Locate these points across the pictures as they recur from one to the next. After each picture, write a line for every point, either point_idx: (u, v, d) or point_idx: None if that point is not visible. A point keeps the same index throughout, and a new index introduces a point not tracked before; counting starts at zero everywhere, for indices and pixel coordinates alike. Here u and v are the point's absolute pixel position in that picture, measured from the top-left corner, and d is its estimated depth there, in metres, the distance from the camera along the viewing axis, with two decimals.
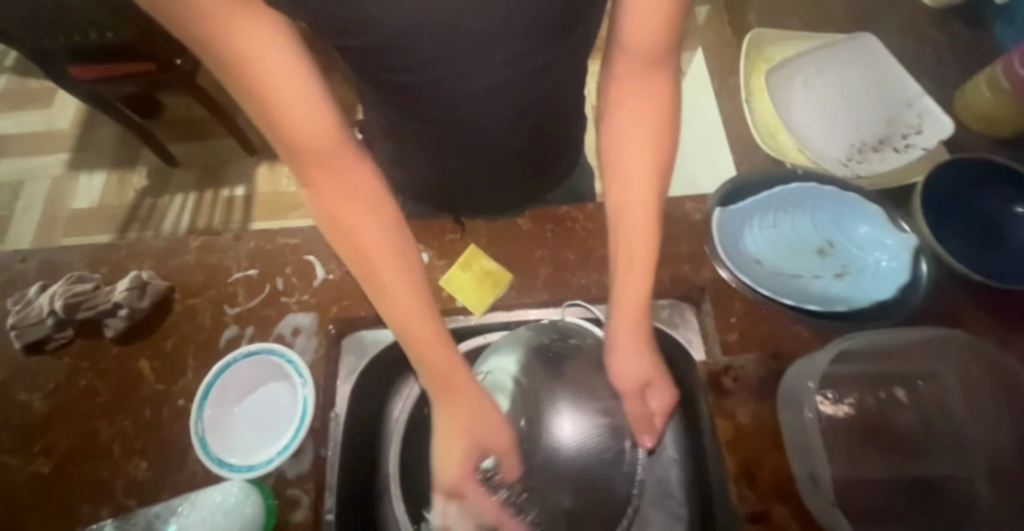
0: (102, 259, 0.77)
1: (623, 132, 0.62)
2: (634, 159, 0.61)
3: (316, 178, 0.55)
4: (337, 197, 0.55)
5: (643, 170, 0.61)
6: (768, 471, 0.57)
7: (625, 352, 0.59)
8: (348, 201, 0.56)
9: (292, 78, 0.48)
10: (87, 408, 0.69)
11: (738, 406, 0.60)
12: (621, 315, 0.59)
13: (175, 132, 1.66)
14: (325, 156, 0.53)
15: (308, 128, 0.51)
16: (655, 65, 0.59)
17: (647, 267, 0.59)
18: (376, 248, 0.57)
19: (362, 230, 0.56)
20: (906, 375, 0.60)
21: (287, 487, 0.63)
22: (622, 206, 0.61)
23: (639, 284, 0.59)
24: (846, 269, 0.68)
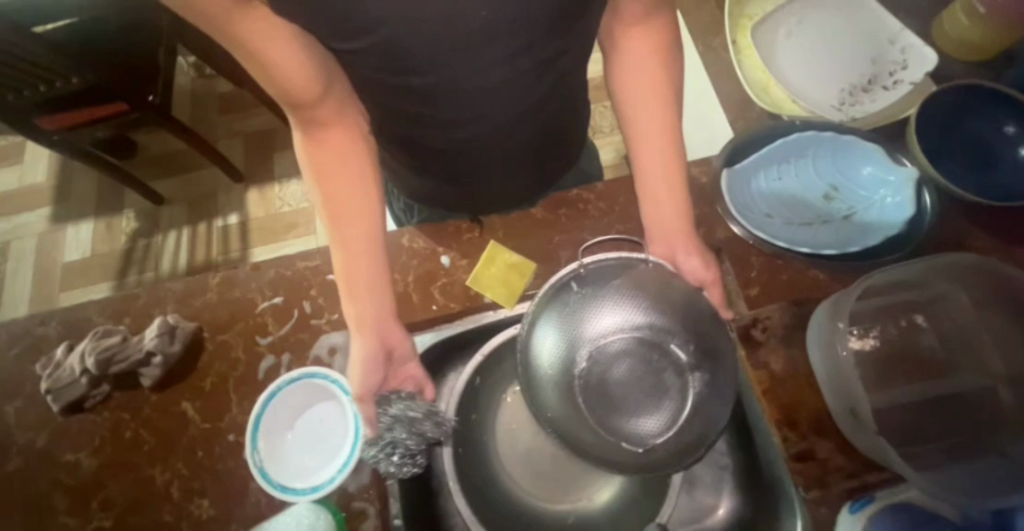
0: (123, 310, 0.77)
1: (639, 92, 0.63)
2: (650, 118, 0.63)
3: (321, 151, 0.60)
4: (326, 171, 0.61)
5: (659, 122, 0.63)
6: (808, 412, 0.60)
7: (686, 254, 0.63)
8: (331, 171, 0.61)
9: (285, 56, 0.52)
10: (139, 457, 0.70)
11: (771, 356, 0.63)
12: (666, 232, 0.63)
13: (154, 169, 1.62)
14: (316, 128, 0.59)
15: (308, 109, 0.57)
16: (652, 21, 0.61)
17: (679, 189, 0.63)
18: (346, 211, 0.61)
19: (346, 205, 0.61)
20: (923, 304, 0.63)
21: (352, 500, 0.65)
22: (646, 156, 0.63)
23: (675, 208, 0.63)
24: (853, 209, 0.70)
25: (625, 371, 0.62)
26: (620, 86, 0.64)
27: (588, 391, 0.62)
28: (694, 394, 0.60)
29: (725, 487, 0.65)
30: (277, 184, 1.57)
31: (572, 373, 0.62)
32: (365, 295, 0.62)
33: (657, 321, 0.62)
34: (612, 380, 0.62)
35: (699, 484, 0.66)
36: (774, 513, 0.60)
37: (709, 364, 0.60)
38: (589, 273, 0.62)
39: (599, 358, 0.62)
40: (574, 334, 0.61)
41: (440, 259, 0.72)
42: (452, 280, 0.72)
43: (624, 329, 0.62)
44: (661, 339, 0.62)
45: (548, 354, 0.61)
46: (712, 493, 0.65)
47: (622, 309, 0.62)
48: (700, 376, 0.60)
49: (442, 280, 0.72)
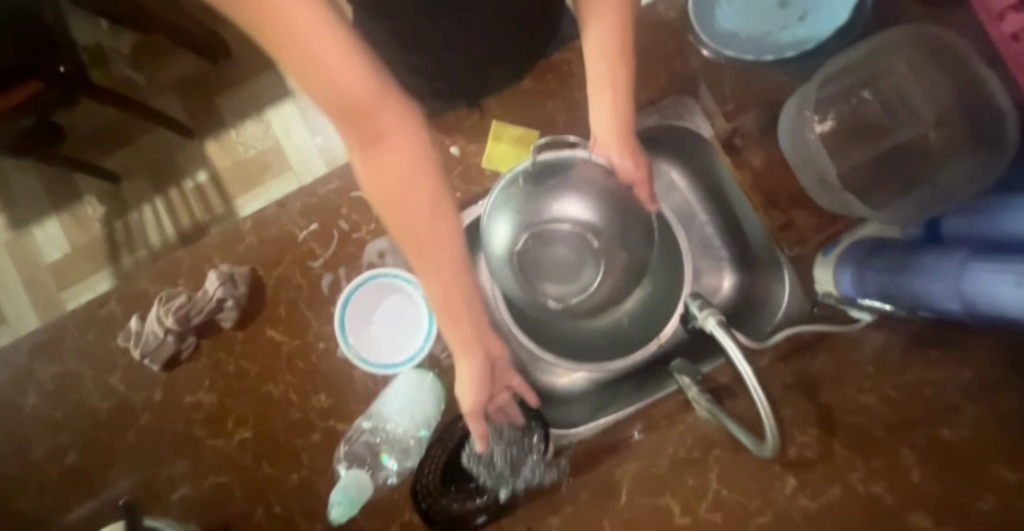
0: (176, 273, 0.83)
1: None
2: (604, 13, 0.62)
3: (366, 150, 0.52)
4: (380, 165, 0.53)
5: (613, 13, 0.62)
6: (786, 192, 0.73)
7: (624, 159, 0.69)
8: (387, 169, 0.53)
9: (311, 27, 0.46)
10: (250, 382, 0.81)
11: (751, 155, 0.75)
12: (602, 137, 0.68)
13: (94, 147, 1.52)
14: (370, 122, 0.50)
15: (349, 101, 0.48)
16: None
17: (624, 92, 0.65)
18: (410, 209, 0.56)
19: (411, 199, 0.55)
20: (869, 79, 0.74)
21: (441, 359, 0.79)
22: (594, 58, 0.64)
23: (618, 115, 0.66)
24: (807, 9, 0.77)
25: (562, 252, 0.75)
26: None
27: (532, 270, 0.75)
28: (613, 260, 0.75)
29: (726, 269, 0.81)
30: (232, 129, 1.50)
31: (520, 257, 0.74)
32: (445, 290, 0.59)
33: (587, 204, 0.73)
34: (552, 260, 0.75)
35: (704, 274, 0.82)
36: (767, 276, 0.77)
37: (621, 239, 0.74)
38: (538, 168, 0.73)
39: (542, 242, 0.75)
40: (520, 222, 0.73)
41: (451, 150, 0.79)
42: (467, 166, 0.79)
43: (560, 215, 0.74)
44: (588, 220, 0.74)
45: (502, 240, 0.74)
46: (716, 276, 0.81)
47: (560, 199, 0.73)
48: (621, 245, 0.75)
49: (458, 167, 0.79)
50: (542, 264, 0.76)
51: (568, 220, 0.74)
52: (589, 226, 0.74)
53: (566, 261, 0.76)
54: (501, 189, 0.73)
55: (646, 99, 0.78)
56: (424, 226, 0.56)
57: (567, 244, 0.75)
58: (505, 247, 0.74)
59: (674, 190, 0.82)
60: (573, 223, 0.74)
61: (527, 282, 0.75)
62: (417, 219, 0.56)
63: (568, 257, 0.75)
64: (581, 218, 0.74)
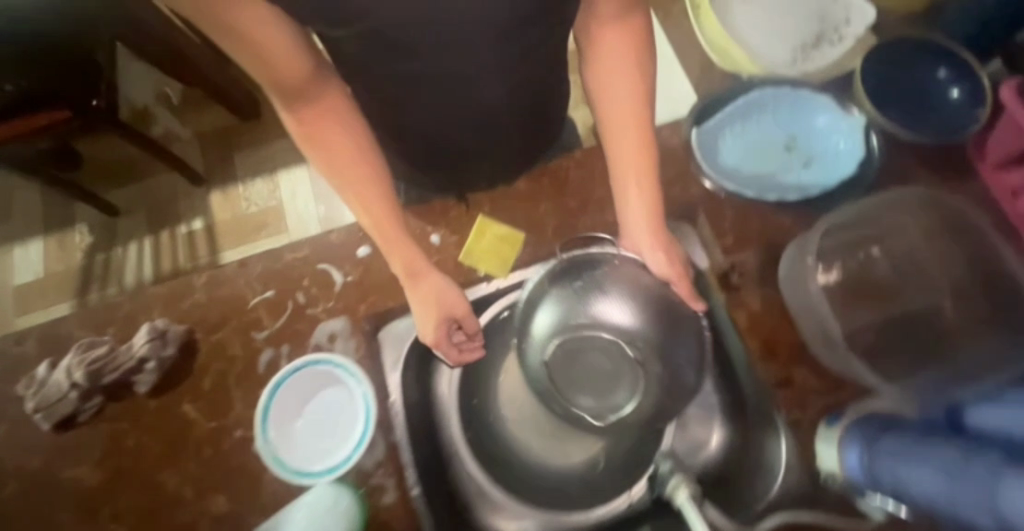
0: (107, 320, 0.75)
1: (607, 85, 0.66)
2: (620, 112, 0.66)
3: (326, 145, 0.61)
4: (331, 152, 0.62)
5: (634, 116, 0.66)
6: (787, 343, 0.66)
7: (653, 250, 0.66)
8: (343, 159, 0.62)
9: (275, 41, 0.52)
10: (145, 463, 0.69)
11: (750, 296, 0.68)
12: (632, 225, 0.66)
13: (104, 179, 1.53)
14: (326, 123, 0.60)
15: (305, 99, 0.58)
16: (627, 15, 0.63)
17: (647, 181, 0.66)
18: (370, 199, 0.64)
19: (360, 187, 0.63)
20: (878, 236, 0.69)
21: (370, 476, 0.66)
22: (615, 151, 0.66)
23: (645, 202, 0.66)
24: (811, 157, 0.76)
25: (601, 360, 0.65)
26: (595, 84, 0.67)
27: (566, 379, 0.66)
28: (662, 376, 0.63)
29: (715, 421, 0.71)
30: (241, 184, 1.52)
31: (552, 364, 0.65)
32: (399, 261, 0.66)
33: (627, 308, 0.64)
34: (586, 370, 0.66)
35: (690, 422, 0.71)
36: (761, 436, 0.67)
37: (668, 349, 0.63)
38: (569, 267, 0.65)
39: (580, 347, 0.65)
40: (554, 326, 0.64)
41: (430, 238, 0.74)
42: (444, 258, 0.74)
43: (597, 319, 0.64)
44: (631, 326, 0.64)
45: (532, 346, 0.65)
46: (704, 427, 0.71)
47: (599, 302, 0.64)
48: (672, 357, 0.63)
49: (434, 258, 0.74)
50: (576, 373, 0.66)
51: (606, 325, 0.64)
52: (629, 333, 0.64)
53: (604, 370, 0.65)
54: (532, 288, 0.65)
55: None
56: (370, 200, 0.63)
57: (608, 350, 0.65)
58: (532, 352, 0.65)
59: None
60: (616, 327, 0.64)
61: (559, 391, 0.66)
62: (377, 205, 0.64)
63: (608, 366, 0.65)
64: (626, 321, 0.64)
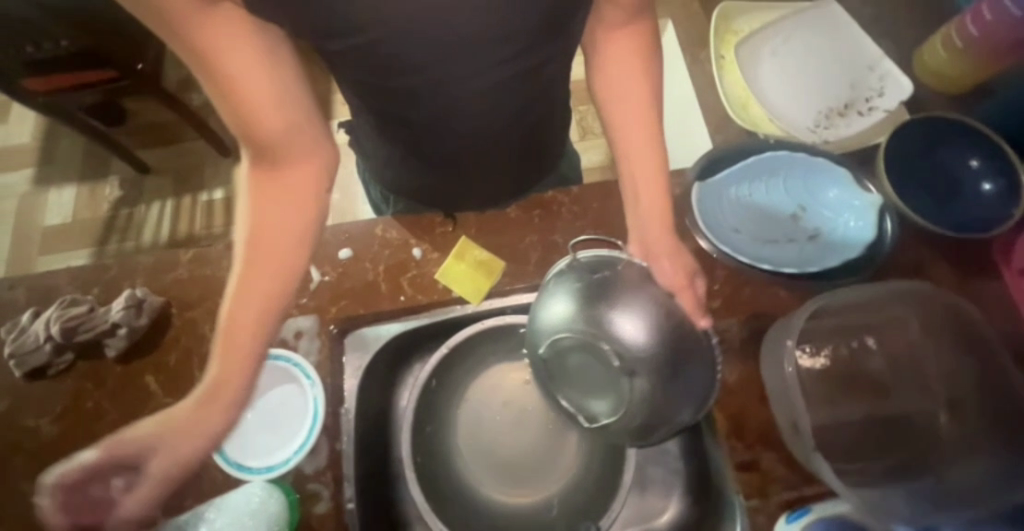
0: (93, 280, 0.77)
1: (614, 92, 0.64)
2: (629, 114, 0.63)
3: (265, 169, 0.55)
4: (265, 206, 0.55)
5: (645, 126, 0.63)
6: (756, 423, 0.63)
7: (660, 258, 0.60)
8: (269, 215, 0.55)
9: (254, 86, 0.51)
10: (100, 427, 0.71)
11: (726, 367, 0.64)
12: (648, 229, 0.62)
13: (141, 138, 1.60)
14: (280, 181, 0.56)
15: (264, 145, 0.54)
16: (632, 21, 0.62)
17: (658, 180, 0.63)
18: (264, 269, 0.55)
19: (268, 257, 0.55)
20: (877, 327, 0.64)
21: (307, 481, 0.66)
22: (626, 154, 0.64)
23: (657, 206, 0.62)
24: (818, 231, 0.71)
25: (604, 373, 0.56)
26: (603, 91, 0.64)
27: (562, 379, 0.58)
28: (665, 403, 0.55)
29: (675, 490, 0.66)
30: None
31: (551, 362, 0.58)
32: (239, 357, 0.53)
33: (644, 322, 0.55)
34: (587, 378, 0.57)
35: (650, 486, 0.67)
36: (720, 518, 0.62)
37: (672, 376, 0.55)
38: (581, 267, 0.59)
39: (584, 354, 0.56)
40: (560, 322, 0.56)
41: (412, 251, 0.74)
42: (421, 273, 0.73)
43: (607, 330, 0.55)
44: (642, 345, 0.55)
45: (534, 336, 0.58)
46: (662, 495, 0.66)
47: (612, 311, 0.55)
48: (673, 386, 0.55)
49: (412, 271, 0.73)
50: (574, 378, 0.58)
51: (616, 338, 0.55)
52: (639, 352, 0.54)
53: (605, 384, 0.57)
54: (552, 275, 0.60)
55: None
56: (267, 251, 0.55)
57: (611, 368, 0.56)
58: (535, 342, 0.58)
59: None
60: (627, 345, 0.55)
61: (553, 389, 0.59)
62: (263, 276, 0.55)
63: (609, 382, 0.56)
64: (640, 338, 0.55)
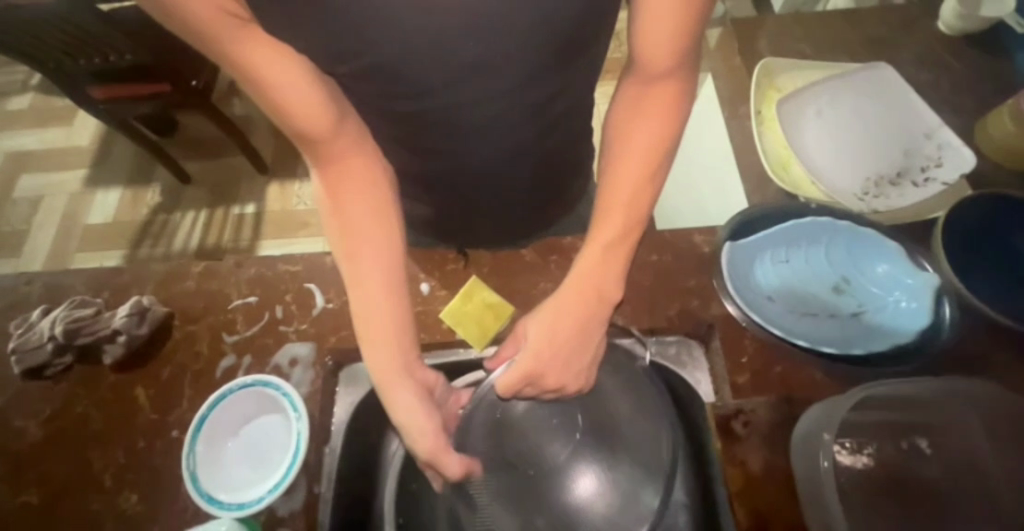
0: (105, 283, 0.77)
1: (629, 142, 0.59)
2: (630, 173, 0.59)
3: (331, 169, 0.58)
4: (344, 191, 0.59)
5: (636, 192, 0.59)
6: (781, 524, 0.55)
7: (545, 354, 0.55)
8: (349, 201, 0.59)
9: (298, 95, 0.51)
10: (82, 436, 0.68)
11: (750, 453, 0.57)
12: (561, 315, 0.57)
13: (188, 149, 1.68)
14: (351, 170, 0.59)
15: (327, 144, 0.56)
16: (664, 74, 0.56)
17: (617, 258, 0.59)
18: (361, 249, 0.59)
19: (362, 235, 0.59)
20: (929, 427, 0.56)
21: (278, 525, 0.61)
22: (604, 217, 0.59)
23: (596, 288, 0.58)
24: (864, 307, 0.64)
25: (501, 475, 0.50)
26: (623, 137, 0.60)
27: (489, 432, 0.52)
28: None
29: None
30: (299, 182, 1.60)
31: (504, 419, 0.52)
32: (375, 325, 0.58)
33: (581, 499, 0.49)
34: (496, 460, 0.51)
35: None
36: None
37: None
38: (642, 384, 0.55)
39: (521, 448, 0.51)
40: (558, 418, 0.52)
41: (419, 286, 0.70)
42: (426, 311, 0.69)
43: (558, 469, 0.50)
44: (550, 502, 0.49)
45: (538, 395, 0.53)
46: None
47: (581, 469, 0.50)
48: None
49: (417, 307, 0.69)
50: (492, 443, 0.52)
51: (551, 477, 0.50)
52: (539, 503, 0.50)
53: (490, 481, 0.51)
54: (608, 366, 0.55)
55: (647, 326, 0.65)
56: (363, 231, 0.59)
57: (505, 481, 0.50)
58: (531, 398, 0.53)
59: None
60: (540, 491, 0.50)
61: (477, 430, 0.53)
62: (371, 255, 0.59)
63: (495, 485, 0.51)
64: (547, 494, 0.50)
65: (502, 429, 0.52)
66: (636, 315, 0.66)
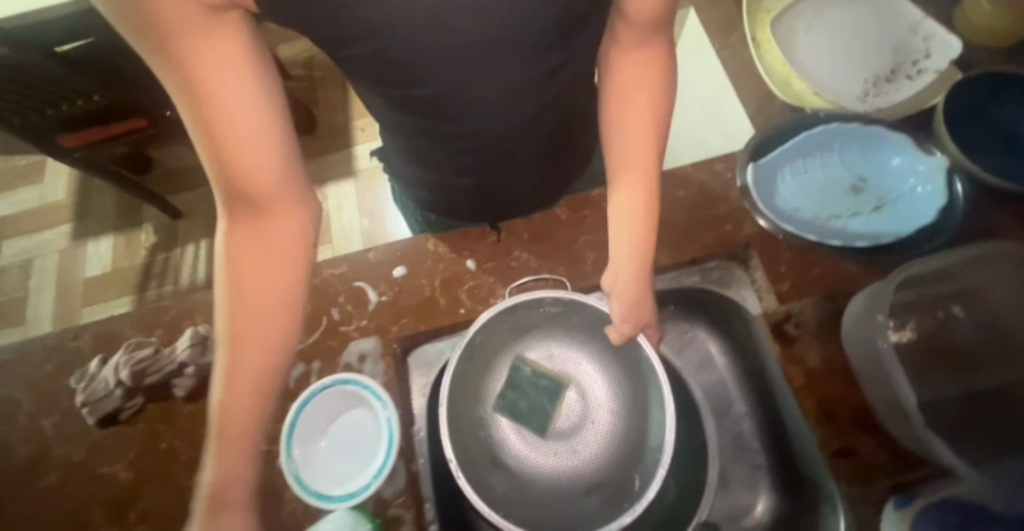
0: (154, 322, 0.78)
1: (624, 105, 0.64)
2: (631, 130, 0.64)
3: (244, 215, 0.54)
4: (255, 242, 0.55)
5: (643, 141, 0.63)
6: (849, 406, 0.60)
7: (635, 303, 0.64)
8: (256, 260, 0.55)
9: (236, 115, 0.49)
10: (174, 468, 0.71)
11: (807, 350, 0.63)
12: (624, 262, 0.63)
13: (171, 183, 1.64)
14: (266, 223, 0.55)
15: (245, 186, 0.52)
16: (650, 34, 0.60)
17: (648, 200, 0.63)
18: (273, 320, 0.55)
19: (265, 291, 0.54)
20: (958, 293, 0.63)
21: (388, 506, 0.65)
22: (623, 170, 0.64)
23: (643, 227, 0.63)
24: (882, 201, 0.69)
25: (523, 432, 0.70)
26: (613, 104, 0.64)
27: (517, 401, 0.71)
28: (524, 476, 0.68)
29: (760, 483, 0.70)
30: None
31: (533, 392, 0.71)
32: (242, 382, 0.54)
33: (595, 459, 0.69)
34: (523, 419, 0.70)
35: (733, 482, 0.70)
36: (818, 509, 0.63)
37: (528, 476, 0.68)
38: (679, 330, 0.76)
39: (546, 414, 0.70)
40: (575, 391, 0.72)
41: (466, 263, 0.74)
42: (479, 284, 0.73)
43: (569, 436, 0.70)
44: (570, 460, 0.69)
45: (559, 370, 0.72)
46: (748, 492, 0.70)
47: (582, 438, 0.70)
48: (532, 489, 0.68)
49: (468, 283, 0.73)
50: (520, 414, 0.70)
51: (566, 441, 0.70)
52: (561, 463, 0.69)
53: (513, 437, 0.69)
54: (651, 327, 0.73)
55: (689, 257, 0.70)
56: (265, 291, 0.55)
57: (527, 440, 0.69)
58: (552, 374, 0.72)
59: (710, 367, 0.75)
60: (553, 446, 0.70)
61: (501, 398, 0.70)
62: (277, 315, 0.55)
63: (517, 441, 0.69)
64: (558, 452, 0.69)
65: (524, 393, 0.71)
66: (676, 249, 0.70)
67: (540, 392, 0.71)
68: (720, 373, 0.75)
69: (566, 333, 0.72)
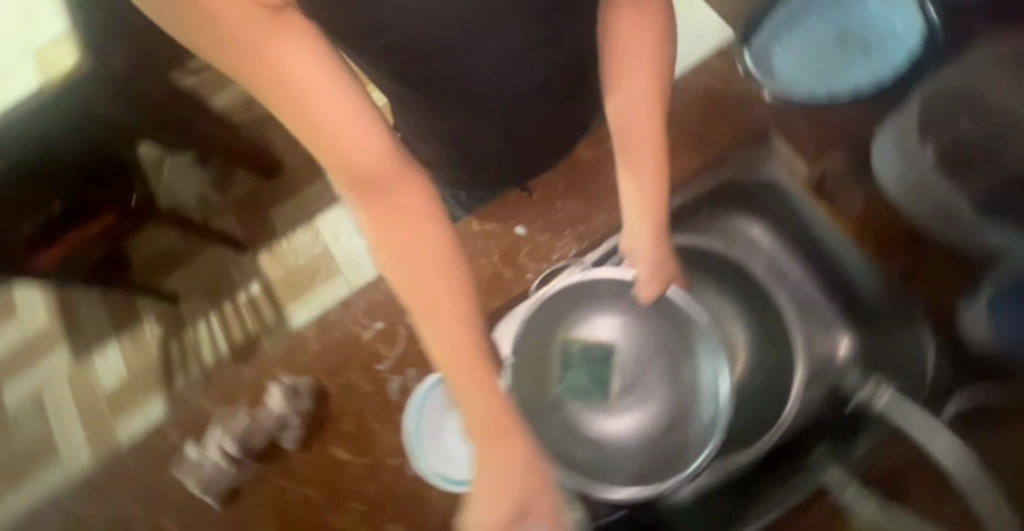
0: (233, 391, 0.76)
1: (624, 66, 0.61)
2: (634, 89, 0.61)
3: (372, 200, 0.52)
4: (392, 230, 0.53)
5: (648, 100, 0.61)
6: (898, 231, 0.69)
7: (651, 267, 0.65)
8: (405, 244, 0.53)
9: (328, 100, 0.48)
10: (314, 513, 0.72)
11: (847, 197, 0.70)
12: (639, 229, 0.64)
13: (155, 270, 1.57)
14: (393, 209, 0.52)
15: (362, 166, 0.50)
16: None
17: (659, 162, 0.63)
18: (437, 297, 0.54)
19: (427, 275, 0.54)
20: (964, 98, 0.68)
21: None
22: (628, 134, 0.62)
23: (653, 189, 0.63)
24: (871, 46, 0.75)
25: (590, 407, 0.70)
26: (610, 61, 0.62)
27: (575, 379, 0.71)
28: (607, 446, 0.69)
29: (836, 329, 0.77)
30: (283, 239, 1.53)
31: (586, 365, 0.72)
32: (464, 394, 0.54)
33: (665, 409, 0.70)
34: (586, 394, 0.71)
35: (813, 337, 0.77)
36: (897, 331, 0.70)
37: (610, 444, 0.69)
38: (717, 231, 0.79)
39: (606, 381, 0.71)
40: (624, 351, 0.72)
41: (516, 230, 0.76)
42: (535, 245, 0.75)
43: (634, 395, 0.71)
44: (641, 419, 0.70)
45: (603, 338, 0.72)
46: (828, 339, 0.77)
47: (645, 394, 0.71)
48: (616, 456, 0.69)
49: (525, 248, 0.75)
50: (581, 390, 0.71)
51: (631, 402, 0.71)
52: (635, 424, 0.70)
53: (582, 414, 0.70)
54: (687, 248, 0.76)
55: (717, 154, 0.74)
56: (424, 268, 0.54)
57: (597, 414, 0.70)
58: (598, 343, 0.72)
59: (761, 247, 0.79)
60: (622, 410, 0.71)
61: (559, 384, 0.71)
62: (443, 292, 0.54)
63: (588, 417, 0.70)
64: (629, 414, 0.70)
65: (580, 369, 0.71)
66: (703, 151, 0.74)
67: (593, 363, 0.72)
68: (771, 248, 0.79)
69: (598, 301, 0.72)
